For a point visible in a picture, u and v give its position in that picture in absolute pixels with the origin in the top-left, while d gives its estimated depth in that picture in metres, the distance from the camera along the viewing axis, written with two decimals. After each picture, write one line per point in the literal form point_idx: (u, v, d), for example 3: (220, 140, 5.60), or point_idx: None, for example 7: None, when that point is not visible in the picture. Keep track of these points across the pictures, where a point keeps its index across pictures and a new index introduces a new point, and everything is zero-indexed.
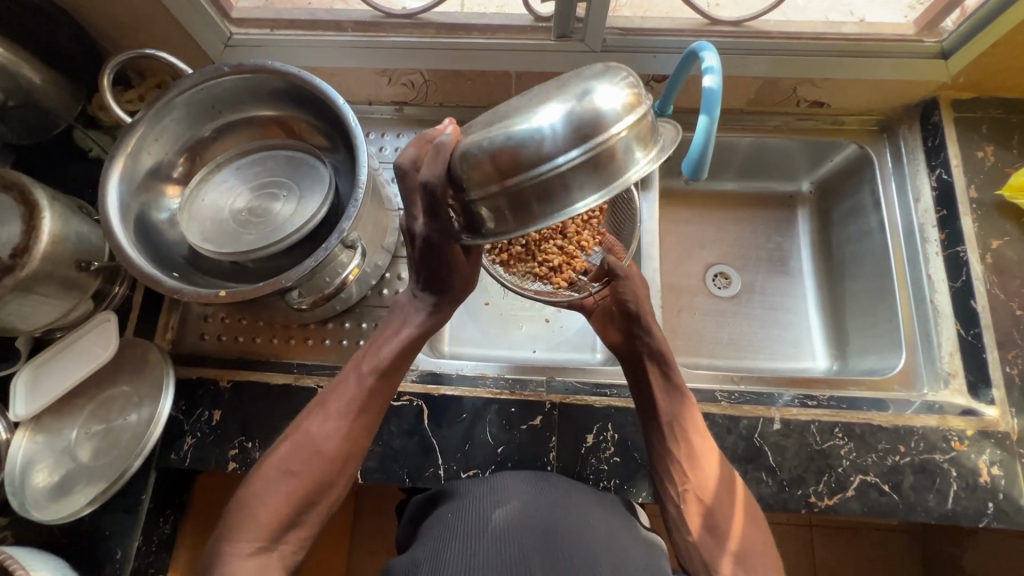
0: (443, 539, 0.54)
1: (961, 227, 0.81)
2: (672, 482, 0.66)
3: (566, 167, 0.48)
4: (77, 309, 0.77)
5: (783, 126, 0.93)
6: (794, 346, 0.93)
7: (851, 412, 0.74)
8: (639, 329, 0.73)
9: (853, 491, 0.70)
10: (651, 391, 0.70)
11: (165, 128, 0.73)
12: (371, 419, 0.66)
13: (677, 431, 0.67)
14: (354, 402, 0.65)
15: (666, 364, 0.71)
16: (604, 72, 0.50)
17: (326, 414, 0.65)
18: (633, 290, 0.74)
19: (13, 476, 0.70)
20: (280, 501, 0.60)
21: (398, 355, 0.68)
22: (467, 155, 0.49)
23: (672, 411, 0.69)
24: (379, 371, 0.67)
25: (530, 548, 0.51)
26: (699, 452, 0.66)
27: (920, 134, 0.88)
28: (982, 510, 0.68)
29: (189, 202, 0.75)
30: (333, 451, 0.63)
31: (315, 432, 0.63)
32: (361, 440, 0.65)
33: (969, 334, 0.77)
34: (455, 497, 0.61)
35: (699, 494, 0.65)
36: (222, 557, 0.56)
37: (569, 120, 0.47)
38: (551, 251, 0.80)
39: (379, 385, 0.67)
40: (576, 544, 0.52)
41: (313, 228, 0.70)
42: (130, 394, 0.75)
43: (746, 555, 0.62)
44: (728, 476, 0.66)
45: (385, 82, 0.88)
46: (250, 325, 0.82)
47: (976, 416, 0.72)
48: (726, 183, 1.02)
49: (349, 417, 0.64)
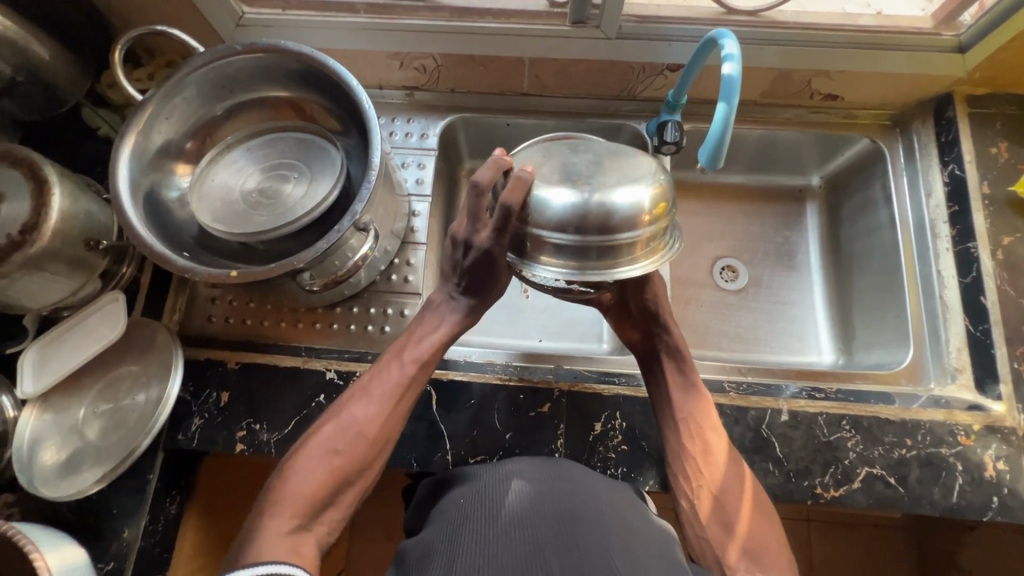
0: (457, 525, 0.54)
1: (973, 223, 0.81)
2: (685, 478, 0.67)
3: (621, 256, 0.54)
4: (84, 288, 0.76)
5: (796, 119, 0.92)
6: (801, 340, 0.94)
7: (858, 404, 0.74)
8: (657, 326, 0.73)
9: (859, 483, 0.70)
10: (665, 383, 0.71)
11: (177, 106, 0.73)
12: (408, 410, 0.67)
13: (692, 428, 0.68)
14: (394, 390, 0.67)
15: (683, 361, 0.71)
16: (643, 167, 0.54)
17: (366, 400, 0.66)
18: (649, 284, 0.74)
19: (21, 453, 0.70)
20: (320, 480, 0.60)
21: (439, 347, 0.69)
22: (529, 216, 0.54)
23: (685, 407, 0.69)
24: (419, 361, 0.68)
25: (544, 535, 0.51)
26: (715, 448, 0.67)
27: (933, 129, 0.88)
28: (986, 504, 0.68)
29: (199, 181, 0.74)
30: (374, 433, 0.64)
31: (355, 416, 0.65)
32: (397, 425, 0.66)
33: (978, 330, 0.77)
34: (468, 481, 0.61)
35: (714, 490, 0.65)
36: (259, 532, 0.56)
37: (586, 206, 0.52)
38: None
39: (420, 374, 0.68)
40: (591, 531, 0.51)
41: (324, 211, 0.70)
42: (138, 374, 0.75)
43: (761, 552, 0.61)
44: (742, 472, 0.66)
45: (397, 66, 0.88)
46: (256, 308, 0.82)
47: (982, 411, 0.73)
48: (735, 175, 1.02)
49: (388, 402, 0.66)
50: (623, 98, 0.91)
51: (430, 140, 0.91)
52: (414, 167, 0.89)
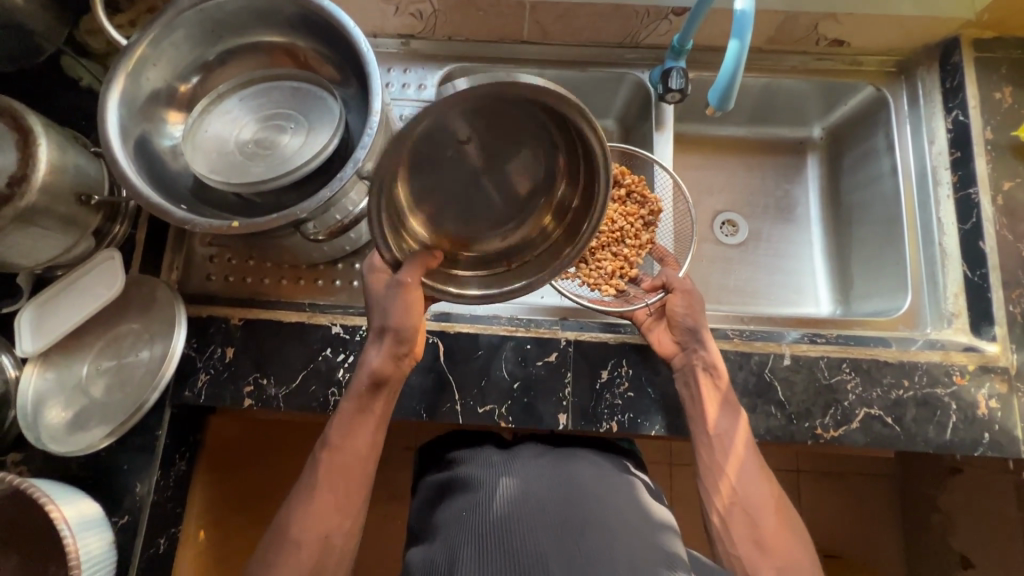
0: (468, 532, 0.56)
1: (975, 169, 0.81)
2: (719, 497, 0.67)
3: None
4: (78, 246, 0.74)
5: (801, 66, 0.90)
6: (798, 293, 0.95)
7: (858, 348, 0.76)
8: (693, 341, 0.72)
9: (858, 423, 0.72)
10: (702, 400, 0.70)
11: (166, 50, 0.70)
12: (340, 493, 0.63)
13: (727, 446, 0.68)
14: (322, 478, 0.64)
15: (719, 377, 0.70)
16: None
17: (302, 501, 0.63)
18: (688, 303, 0.73)
19: (26, 411, 0.70)
20: None
21: (352, 424, 0.65)
22: None
23: (719, 423, 0.69)
24: (335, 445, 0.65)
25: (546, 545, 0.53)
26: (749, 468, 0.67)
27: (938, 75, 0.87)
28: (977, 440, 0.71)
29: (192, 131, 0.72)
30: (311, 531, 0.61)
31: (293, 516, 0.62)
32: (333, 514, 0.62)
33: (976, 275, 0.78)
34: (469, 489, 0.63)
35: (746, 507, 0.65)
36: None
37: None
38: (605, 257, 0.82)
39: (337, 459, 0.64)
40: (591, 535, 0.54)
41: (324, 161, 0.68)
42: (140, 331, 0.74)
43: (787, 570, 0.62)
44: (772, 492, 0.67)
45: (391, 11, 0.85)
46: (256, 265, 0.80)
47: (977, 352, 0.75)
48: (736, 128, 1.01)
49: (315, 494, 0.63)
50: (625, 45, 0.89)
51: (428, 91, 0.88)
52: None
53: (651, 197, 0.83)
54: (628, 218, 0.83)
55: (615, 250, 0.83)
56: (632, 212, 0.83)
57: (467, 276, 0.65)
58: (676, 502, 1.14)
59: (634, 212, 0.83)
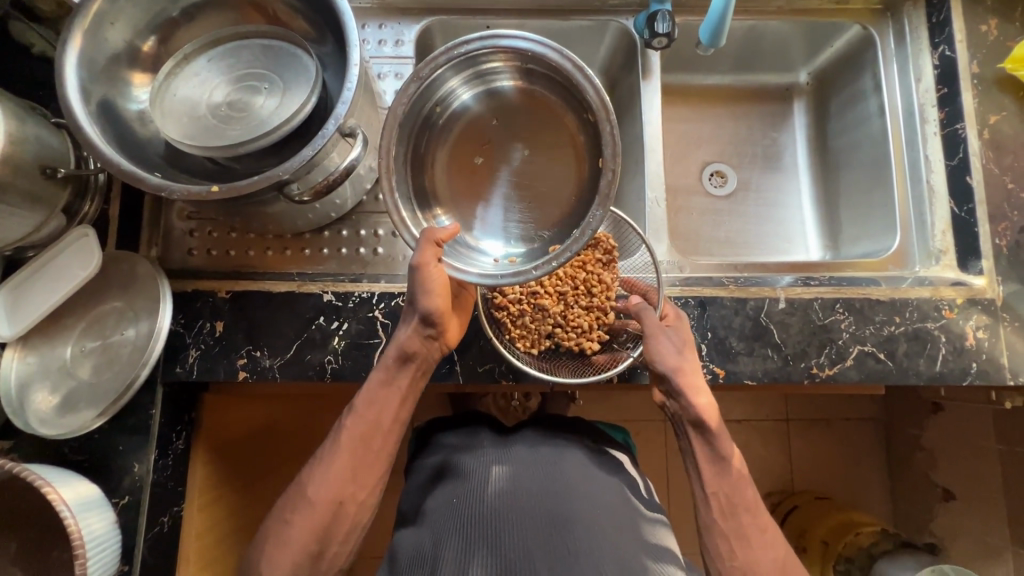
0: (457, 528, 0.58)
1: (962, 104, 0.80)
2: (719, 559, 0.62)
3: None
4: (49, 224, 0.71)
5: (787, 7, 0.88)
6: (788, 241, 0.95)
7: (850, 288, 0.76)
8: (673, 392, 0.65)
9: (852, 360, 0.74)
10: (693, 455, 0.65)
11: (124, 7, 0.65)
12: (358, 463, 0.63)
13: (725, 503, 0.64)
14: (345, 445, 0.63)
15: (708, 431, 0.64)
16: None
17: (318, 465, 0.64)
18: (660, 348, 0.65)
19: (11, 397, 0.67)
20: (292, 553, 0.59)
21: (382, 394, 0.65)
22: None
23: (715, 480, 0.64)
24: (362, 409, 0.64)
25: (534, 546, 0.56)
26: (746, 527, 0.63)
27: (925, 10, 0.85)
28: (966, 370, 0.73)
29: (160, 96, 0.68)
30: (322, 498, 0.61)
31: (309, 480, 0.63)
32: (349, 485, 0.62)
33: (962, 211, 0.79)
34: (457, 478, 0.64)
35: (745, 569, 0.61)
36: None
37: None
38: (577, 314, 0.75)
39: (363, 427, 0.64)
40: (580, 533, 0.56)
41: (303, 122, 0.65)
42: (124, 309, 0.72)
43: None
44: (775, 551, 0.63)
45: None
46: (239, 238, 0.77)
47: (965, 285, 0.76)
48: (721, 76, 0.99)
49: (334, 460, 0.63)
50: None
51: (406, 47, 0.84)
52: (392, 78, 0.83)
53: (598, 236, 0.78)
54: (584, 265, 0.77)
55: (583, 303, 0.76)
56: (586, 259, 0.77)
57: (472, 256, 0.67)
58: (670, 456, 1.17)
59: (587, 257, 0.78)
